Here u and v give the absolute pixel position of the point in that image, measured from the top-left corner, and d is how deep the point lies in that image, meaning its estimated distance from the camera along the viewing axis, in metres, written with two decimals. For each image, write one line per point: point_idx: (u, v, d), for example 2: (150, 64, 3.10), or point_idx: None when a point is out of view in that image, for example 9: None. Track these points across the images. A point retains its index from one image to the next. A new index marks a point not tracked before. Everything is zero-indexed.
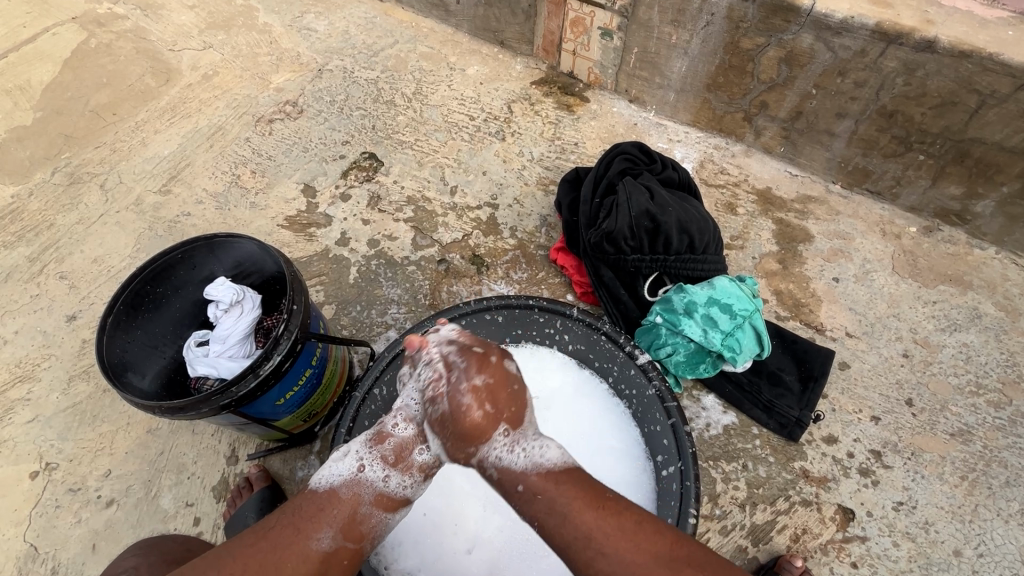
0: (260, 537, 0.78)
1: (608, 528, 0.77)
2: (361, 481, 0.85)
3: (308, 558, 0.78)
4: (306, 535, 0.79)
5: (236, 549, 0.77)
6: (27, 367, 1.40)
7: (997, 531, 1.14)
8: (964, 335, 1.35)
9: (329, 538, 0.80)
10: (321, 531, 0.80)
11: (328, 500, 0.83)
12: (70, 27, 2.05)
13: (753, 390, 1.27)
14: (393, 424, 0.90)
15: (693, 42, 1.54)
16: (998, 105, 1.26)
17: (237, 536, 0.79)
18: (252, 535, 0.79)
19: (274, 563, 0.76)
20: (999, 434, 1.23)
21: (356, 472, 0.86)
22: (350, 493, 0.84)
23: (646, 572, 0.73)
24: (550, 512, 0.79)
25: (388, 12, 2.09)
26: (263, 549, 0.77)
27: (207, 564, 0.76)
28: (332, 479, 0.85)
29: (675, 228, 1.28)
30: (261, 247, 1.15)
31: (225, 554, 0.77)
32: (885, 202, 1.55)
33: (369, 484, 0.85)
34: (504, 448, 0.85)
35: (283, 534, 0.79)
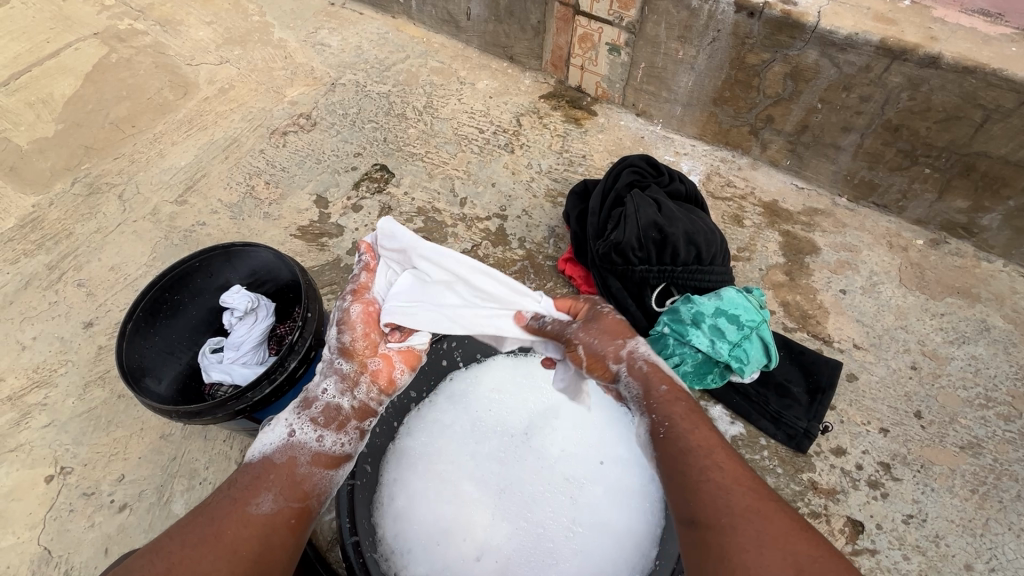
0: (197, 515, 0.78)
1: (718, 454, 0.79)
2: (294, 445, 0.88)
3: (248, 522, 0.78)
4: (243, 502, 0.80)
5: (174, 530, 0.77)
6: (44, 373, 1.43)
7: (1009, 545, 1.13)
8: (974, 347, 1.35)
9: (269, 501, 0.81)
10: (260, 496, 0.81)
11: (263, 469, 0.85)
12: (91, 42, 2.11)
13: (760, 401, 1.27)
14: (318, 391, 0.96)
15: (700, 57, 1.56)
16: (1003, 119, 1.27)
17: (175, 523, 0.79)
18: (187, 520, 0.78)
19: (213, 534, 0.76)
20: (1010, 447, 1.23)
21: (288, 439, 0.89)
22: (284, 458, 0.87)
23: (743, 504, 0.73)
24: (682, 423, 0.83)
25: (401, 28, 2.14)
26: (201, 524, 0.77)
27: (146, 551, 0.75)
28: (266, 449, 0.88)
29: (682, 240, 1.30)
30: (276, 255, 1.18)
31: (164, 537, 0.76)
32: (892, 215, 1.56)
33: (303, 447, 0.89)
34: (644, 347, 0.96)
35: (221, 506, 0.79)
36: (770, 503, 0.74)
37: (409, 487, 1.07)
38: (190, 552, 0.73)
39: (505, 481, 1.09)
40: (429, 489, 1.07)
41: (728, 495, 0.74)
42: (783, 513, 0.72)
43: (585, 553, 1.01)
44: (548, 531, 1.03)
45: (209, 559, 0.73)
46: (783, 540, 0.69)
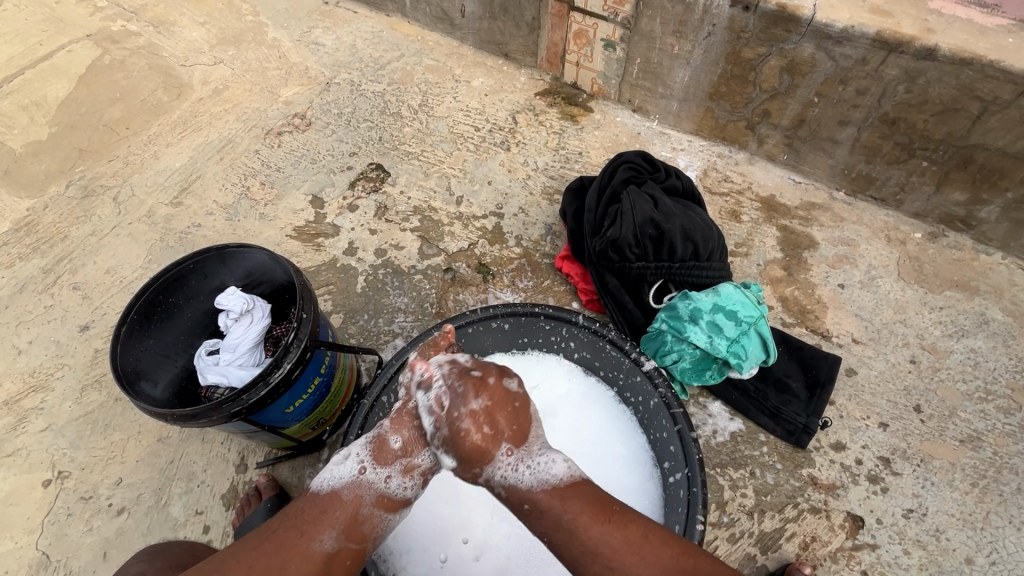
0: (263, 540, 0.79)
1: (632, 529, 0.78)
2: (361, 483, 0.84)
3: (309, 559, 0.78)
4: (309, 537, 0.79)
5: (240, 552, 0.78)
6: (41, 377, 1.42)
7: (1009, 538, 1.13)
8: (972, 340, 1.35)
9: (332, 539, 0.80)
10: (324, 532, 0.80)
11: (330, 501, 0.83)
12: (84, 44, 2.10)
13: (759, 396, 1.27)
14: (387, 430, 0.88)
15: (695, 52, 1.56)
16: (1000, 111, 1.26)
17: (241, 540, 0.80)
18: (255, 540, 0.79)
19: (277, 566, 0.77)
20: (1010, 440, 1.22)
21: (357, 475, 0.85)
22: (352, 495, 0.83)
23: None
24: (541, 498, 0.81)
25: (395, 26, 2.13)
26: (267, 550, 0.78)
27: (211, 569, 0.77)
28: (334, 481, 0.85)
29: (679, 236, 1.29)
30: (270, 256, 1.17)
31: (229, 558, 0.77)
32: (890, 209, 1.56)
33: (370, 487, 0.84)
34: (507, 470, 0.83)
35: (286, 536, 0.79)
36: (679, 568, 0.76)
37: None
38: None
39: None
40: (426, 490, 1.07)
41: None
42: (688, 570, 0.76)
43: None
44: None
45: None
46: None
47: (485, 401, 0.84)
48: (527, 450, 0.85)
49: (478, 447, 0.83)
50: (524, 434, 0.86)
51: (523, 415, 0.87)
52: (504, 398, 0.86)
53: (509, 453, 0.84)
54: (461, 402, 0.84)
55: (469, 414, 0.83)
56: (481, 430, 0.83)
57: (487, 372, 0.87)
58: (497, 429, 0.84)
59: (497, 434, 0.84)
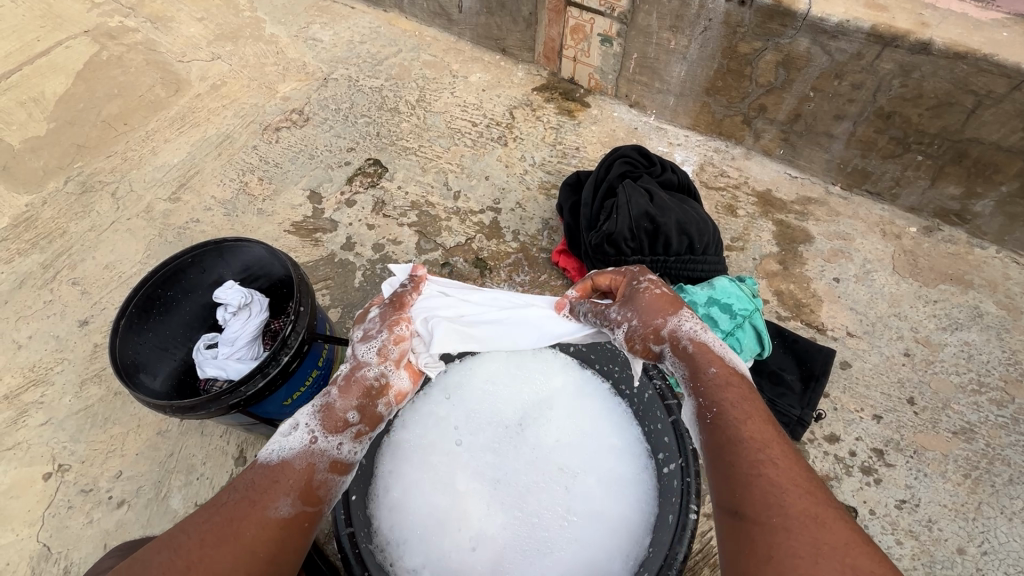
0: (214, 513, 0.76)
1: (795, 457, 0.75)
2: (313, 452, 0.83)
3: (264, 525, 0.76)
4: (262, 505, 0.77)
5: (191, 527, 0.75)
6: (40, 371, 1.43)
7: (1001, 529, 1.14)
8: (966, 333, 1.36)
9: (288, 506, 0.78)
10: (278, 499, 0.78)
11: (280, 471, 0.81)
12: (82, 40, 2.10)
13: (754, 390, 1.28)
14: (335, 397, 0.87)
15: (692, 47, 1.56)
16: (994, 105, 1.27)
17: (192, 515, 0.77)
18: (205, 514, 0.77)
19: (230, 535, 0.74)
20: (1002, 432, 1.23)
21: (308, 444, 0.83)
22: (304, 463, 0.83)
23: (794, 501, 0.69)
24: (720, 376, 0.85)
25: (392, 21, 2.13)
26: (216, 523, 0.75)
27: (162, 546, 0.74)
28: (284, 452, 0.82)
29: (674, 230, 1.30)
30: (268, 250, 1.18)
31: (180, 534, 0.75)
32: (885, 203, 1.57)
33: (323, 454, 0.84)
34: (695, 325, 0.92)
35: (238, 507, 0.76)
36: (827, 509, 0.69)
37: (404, 478, 1.08)
38: (208, 558, 0.72)
39: (500, 473, 1.09)
40: (422, 481, 1.07)
41: (784, 493, 0.69)
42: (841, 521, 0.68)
43: (579, 541, 1.01)
44: (542, 520, 1.04)
45: (228, 561, 0.72)
46: (841, 552, 0.64)
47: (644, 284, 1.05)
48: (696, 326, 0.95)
49: (660, 298, 0.96)
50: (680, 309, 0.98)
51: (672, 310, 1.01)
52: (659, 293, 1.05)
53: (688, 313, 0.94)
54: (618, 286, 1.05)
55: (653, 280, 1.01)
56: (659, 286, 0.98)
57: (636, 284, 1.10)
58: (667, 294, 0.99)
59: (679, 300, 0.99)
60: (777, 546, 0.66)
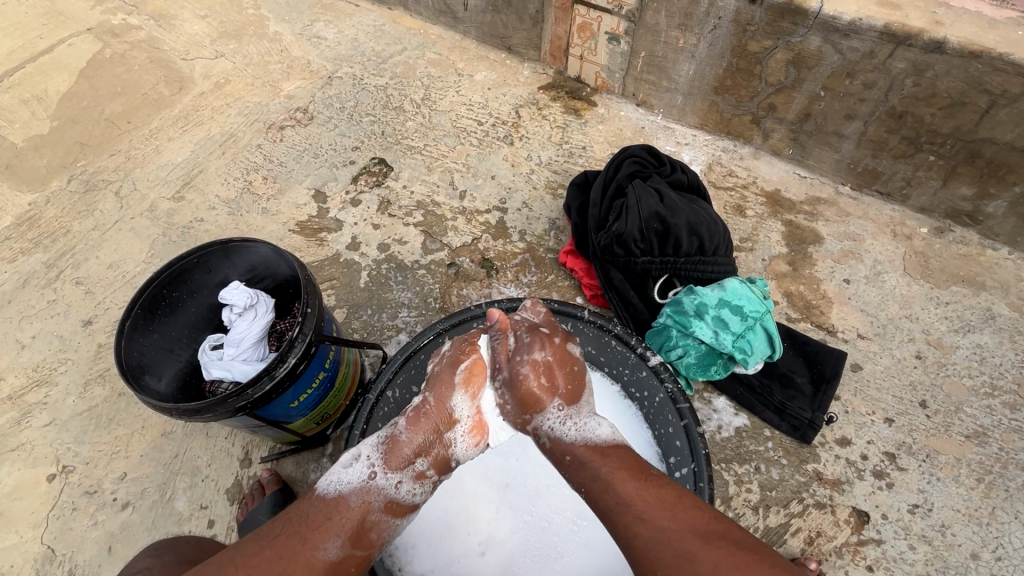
0: (264, 547, 0.77)
1: (666, 490, 0.80)
2: (370, 489, 0.85)
3: (313, 567, 0.76)
4: (312, 545, 0.78)
5: (241, 558, 0.76)
6: (44, 372, 1.42)
7: (1015, 534, 1.13)
8: (979, 336, 1.34)
9: (336, 547, 0.79)
10: (328, 540, 0.79)
11: (335, 508, 0.82)
12: (85, 38, 2.09)
13: (764, 392, 1.26)
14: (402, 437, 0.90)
15: (701, 46, 1.54)
16: (1009, 105, 1.26)
17: (245, 543, 0.78)
18: (258, 544, 0.78)
19: (279, 573, 0.75)
20: (1016, 436, 1.22)
21: (366, 480, 0.85)
22: (360, 501, 0.84)
23: (692, 529, 0.74)
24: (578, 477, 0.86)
25: (397, 19, 2.12)
26: (268, 557, 0.76)
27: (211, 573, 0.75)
28: (341, 486, 0.84)
29: (685, 231, 1.28)
30: (275, 251, 1.16)
31: (230, 563, 0.75)
32: (895, 203, 1.55)
33: (380, 493, 0.85)
34: (558, 420, 0.91)
35: (290, 544, 0.78)
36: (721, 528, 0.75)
37: None
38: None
39: (508, 476, 1.07)
40: None
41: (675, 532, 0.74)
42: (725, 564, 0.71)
43: (588, 546, 1.00)
44: (552, 525, 1.02)
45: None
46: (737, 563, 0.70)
47: (549, 354, 0.95)
48: (577, 410, 0.93)
49: (533, 394, 0.93)
50: (576, 396, 0.95)
51: (580, 378, 0.97)
52: (566, 357, 0.97)
53: (560, 408, 0.92)
54: (527, 349, 0.96)
55: (530, 360, 0.95)
56: (539, 378, 0.93)
57: (554, 332, 1.00)
58: (554, 384, 0.94)
59: (553, 386, 0.93)
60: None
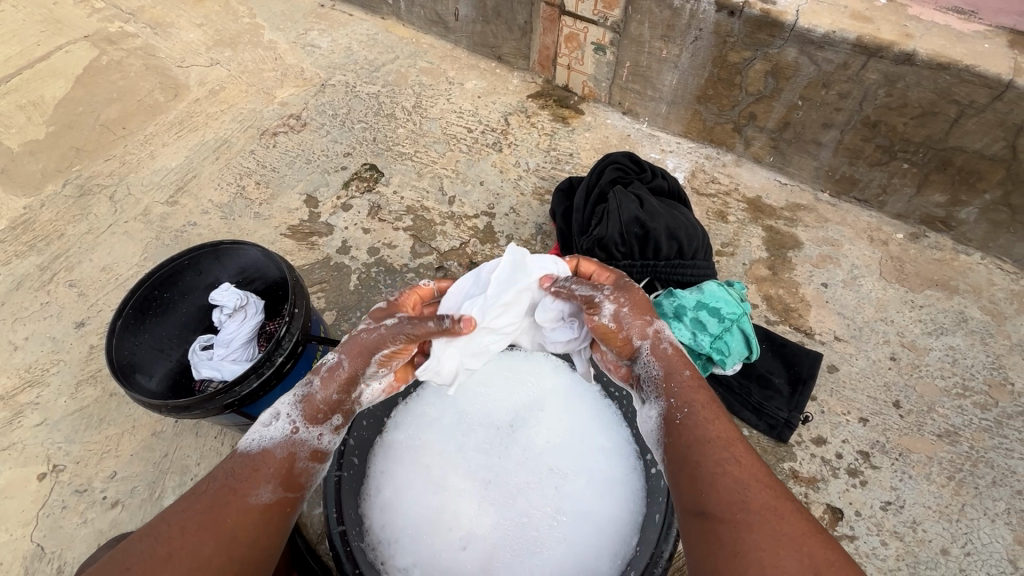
0: (194, 501, 0.79)
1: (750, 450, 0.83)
2: (294, 442, 0.87)
3: (246, 511, 0.80)
4: (241, 492, 0.81)
5: (171, 517, 0.78)
6: (37, 373, 1.44)
7: (984, 530, 1.16)
8: (951, 338, 1.38)
9: (268, 492, 0.83)
10: (257, 486, 0.82)
11: (260, 459, 0.85)
12: (82, 45, 2.13)
13: (743, 392, 1.31)
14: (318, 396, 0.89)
15: (683, 56, 1.59)
16: (977, 114, 1.30)
17: (174, 504, 0.80)
18: (186, 502, 0.80)
19: (213, 520, 0.78)
20: (986, 435, 1.25)
21: (288, 434, 0.87)
22: (284, 452, 0.86)
23: (762, 494, 0.76)
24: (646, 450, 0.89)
25: (390, 28, 2.16)
26: (199, 510, 0.78)
27: (143, 536, 0.76)
28: (263, 442, 0.86)
29: (664, 235, 1.32)
30: (264, 253, 1.19)
31: (161, 522, 0.77)
32: (873, 210, 1.59)
33: (304, 445, 0.88)
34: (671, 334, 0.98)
35: (219, 496, 0.80)
36: (787, 501, 0.76)
37: (396, 479, 1.10)
38: (192, 544, 0.75)
39: (491, 473, 1.10)
40: (413, 481, 1.09)
41: (748, 491, 0.77)
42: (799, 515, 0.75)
43: (568, 541, 1.02)
44: (532, 520, 1.05)
45: (210, 545, 0.76)
46: (799, 541, 0.72)
47: None
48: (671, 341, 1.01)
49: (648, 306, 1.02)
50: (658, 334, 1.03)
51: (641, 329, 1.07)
52: None
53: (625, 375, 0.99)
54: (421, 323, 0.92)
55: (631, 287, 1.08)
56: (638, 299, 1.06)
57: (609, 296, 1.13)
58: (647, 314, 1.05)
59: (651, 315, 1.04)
60: (742, 541, 0.73)
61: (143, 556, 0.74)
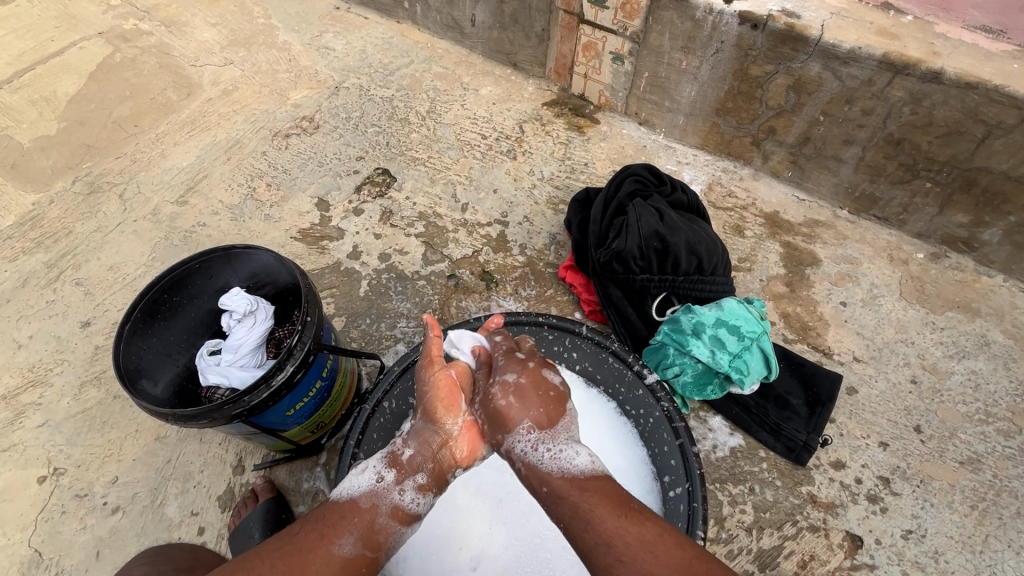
0: (284, 542, 0.76)
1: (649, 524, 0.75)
2: (378, 492, 0.85)
3: (330, 560, 0.76)
4: (329, 540, 0.78)
5: (260, 552, 0.75)
6: (40, 372, 1.42)
7: (1008, 562, 1.12)
8: (973, 362, 1.35)
9: (350, 545, 0.79)
10: (342, 537, 0.79)
11: (348, 509, 0.83)
12: (96, 41, 2.12)
13: (760, 413, 1.27)
14: (403, 448, 0.92)
15: (703, 68, 1.57)
16: (1004, 135, 1.28)
17: (260, 542, 0.77)
18: (273, 542, 0.76)
19: (300, 564, 0.74)
20: (1009, 463, 1.22)
21: (374, 484, 0.86)
22: (369, 503, 0.84)
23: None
24: (560, 485, 0.82)
25: (405, 32, 2.15)
26: (286, 552, 0.75)
27: (231, 567, 0.73)
28: (352, 490, 0.86)
29: (684, 250, 1.29)
30: (276, 258, 1.17)
31: (250, 557, 0.74)
32: (893, 228, 1.57)
33: (387, 496, 0.85)
34: (528, 445, 0.89)
35: (307, 539, 0.77)
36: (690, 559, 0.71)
37: None
38: None
39: (502, 491, 1.07)
40: None
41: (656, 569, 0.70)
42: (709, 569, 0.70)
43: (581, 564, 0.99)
44: (544, 541, 1.02)
45: None
46: None
47: (522, 376, 0.98)
48: (551, 435, 0.91)
49: (501, 409, 0.95)
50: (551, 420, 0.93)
51: (556, 402, 0.97)
52: (541, 382, 0.99)
53: (532, 432, 0.90)
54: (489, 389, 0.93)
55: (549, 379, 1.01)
56: (506, 397, 0.96)
57: (529, 358, 1.03)
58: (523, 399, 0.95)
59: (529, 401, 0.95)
60: None
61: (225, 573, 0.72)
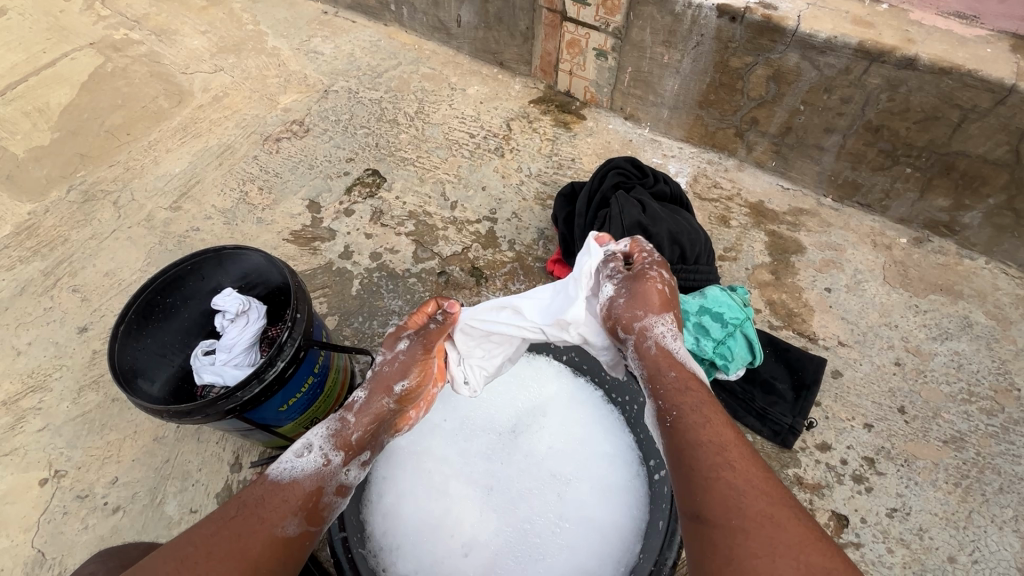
0: (221, 528, 0.81)
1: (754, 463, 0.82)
2: (323, 474, 0.89)
3: (271, 544, 0.81)
4: (270, 523, 0.83)
5: (197, 538, 0.80)
6: (38, 378, 1.44)
7: (991, 537, 1.14)
8: (956, 343, 1.37)
9: (293, 526, 0.84)
10: (285, 520, 0.84)
11: (290, 491, 0.86)
12: (87, 52, 2.14)
13: (746, 398, 1.30)
14: (348, 424, 0.94)
15: (685, 61, 1.59)
16: (979, 119, 1.30)
17: (201, 523, 0.82)
18: (213, 525, 0.81)
19: (238, 551, 0.79)
20: (992, 441, 1.24)
21: (320, 467, 0.90)
22: (314, 485, 0.88)
23: (775, 523, 0.74)
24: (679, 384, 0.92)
25: (392, 35, 2.17)
26: (225, 537, 0.80)
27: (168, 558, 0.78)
28: (295, 473, 0.88)
29: (667, 239, 1.32)
30: (266, 258, 1.20)
31: (187, 544, 0.79)
32: (876, 214, 1.59)
33: (333, 477, 0.90)
34: (668, 331, 1.00)
35: (247, 524, 0.82)
36: (785, 508, 0.76)
37: (398, 485, 1.09)
38: (212, 569, 0.77)
39: (493, 480, 1.10)
40: (416, 487, 1.08)
41: (744, 497, 0.77)
42: (796, 521, 0.75)
43: (569, 548, 1.02)
44: (534, 528, 1.04)
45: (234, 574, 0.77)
46: (795, 549, 0.72)
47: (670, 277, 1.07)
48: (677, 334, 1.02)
49: (659, 295, 1.02)
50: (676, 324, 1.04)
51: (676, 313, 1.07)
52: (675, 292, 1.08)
53: (672, 323, 1.01)
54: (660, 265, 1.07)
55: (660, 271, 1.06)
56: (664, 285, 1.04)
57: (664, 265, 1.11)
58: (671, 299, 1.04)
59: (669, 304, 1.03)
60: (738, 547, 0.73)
61: (166, 572, 0.77)
